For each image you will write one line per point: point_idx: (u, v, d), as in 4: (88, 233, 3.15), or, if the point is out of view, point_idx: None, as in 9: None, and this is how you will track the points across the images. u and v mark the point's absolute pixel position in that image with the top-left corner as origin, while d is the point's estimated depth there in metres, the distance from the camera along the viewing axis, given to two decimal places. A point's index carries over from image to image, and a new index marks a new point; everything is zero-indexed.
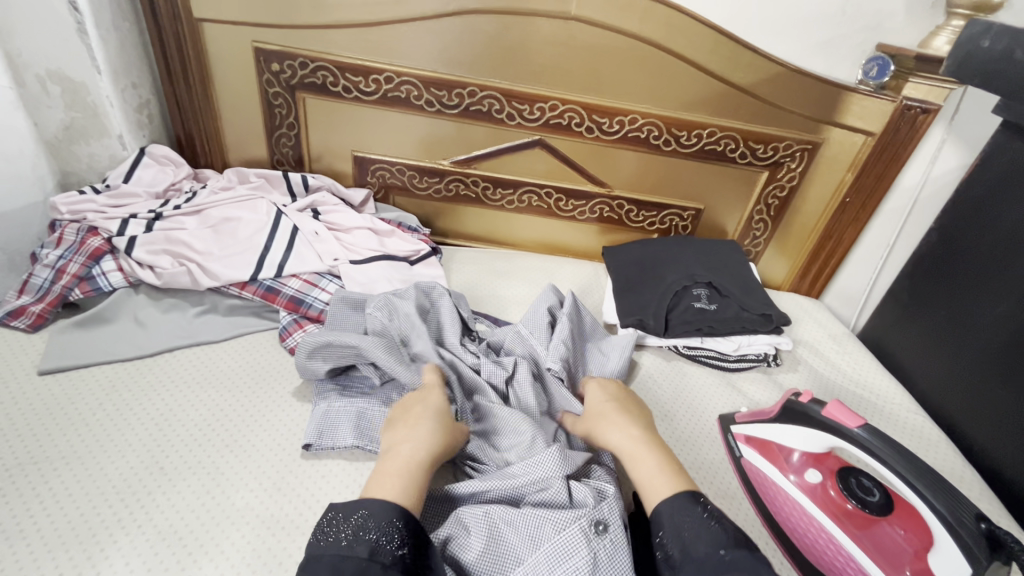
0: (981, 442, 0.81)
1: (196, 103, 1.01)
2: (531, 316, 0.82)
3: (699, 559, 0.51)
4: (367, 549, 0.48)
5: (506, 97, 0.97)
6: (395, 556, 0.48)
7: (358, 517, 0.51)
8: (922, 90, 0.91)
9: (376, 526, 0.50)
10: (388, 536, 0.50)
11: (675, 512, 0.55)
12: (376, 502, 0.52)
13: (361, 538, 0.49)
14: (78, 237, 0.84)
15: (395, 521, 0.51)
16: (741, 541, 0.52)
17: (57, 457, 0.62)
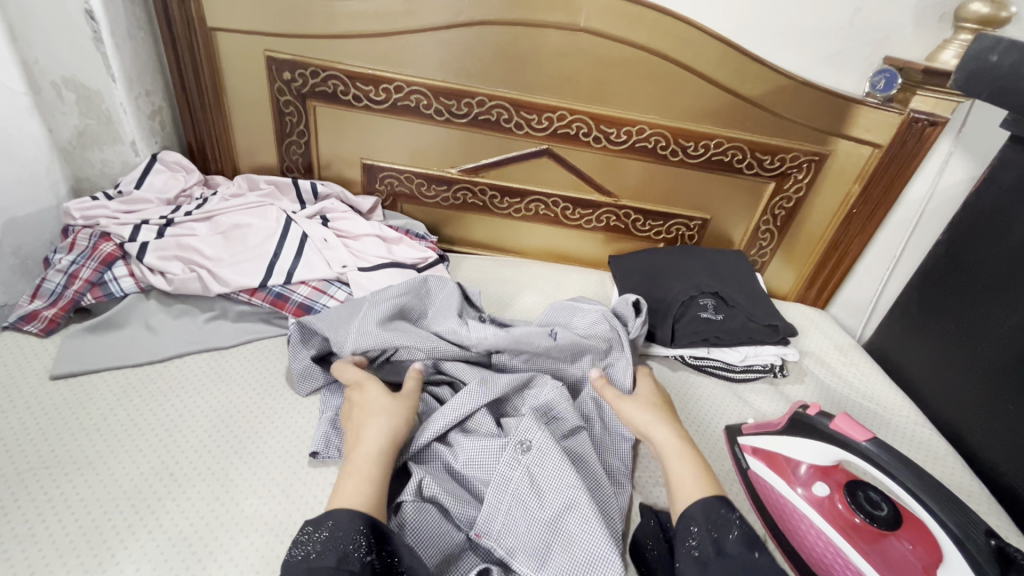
0: (989, 456, 0.81)
1: (207, 111, 1.02)
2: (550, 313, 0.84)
3: (734, 557, 0.50)
4: (334, 558, 0.47)
5: (515, 107, 0.98)
6: (362, 562, 0.48)
7: (321, 531, 0.50)
8: (930, 102, 0.91)
9: (344, 537, 0.49)
10: (354, 544, 0.49)
11: (708, 511, 0.54)
12: (341, 511, 0.51)
13: (327, 550, 0.48)
14: (90, 243, 0.84)
15: (360, 528, 0.50)
16: (754, 542, 0.51)
17: (68, 462, 0.63)
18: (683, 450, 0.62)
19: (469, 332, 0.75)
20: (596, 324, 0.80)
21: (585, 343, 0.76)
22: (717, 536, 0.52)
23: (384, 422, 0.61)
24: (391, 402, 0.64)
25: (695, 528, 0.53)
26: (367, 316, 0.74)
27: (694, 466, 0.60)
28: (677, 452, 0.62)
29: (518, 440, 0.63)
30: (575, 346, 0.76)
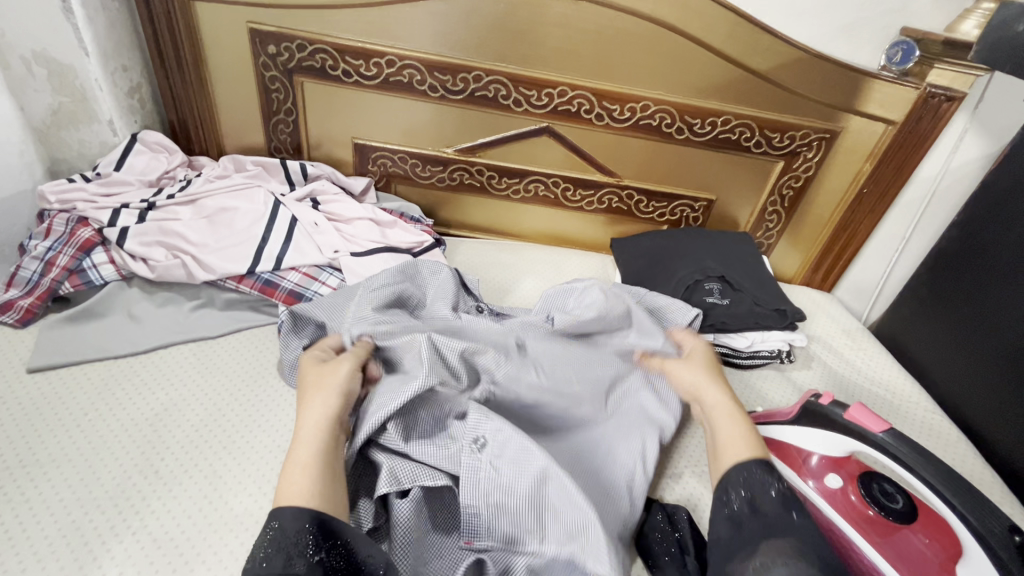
0: (1003, 443, 0.79)
1: (190, 88, 0.97)
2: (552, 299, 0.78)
3: (768, 517, 0.51)
4: (280, 563, 0.43)
5: (513, 82, 0.93)
6: (311, 563, 0.44)
7: (266, 534, 0.46)
8: (948, 76, 0.87)
9: (289, 539, 0.45)
10: (302, 545, 0.45)
11: (745, 476, 0.55)
12: (285, 509, 0.47)
13: (272, 554, 0.44)
14: (68, 228, 0.80)
15: (309, 527, 0.46)
16: (790, 503, 0.52)
17: (47, 460, 0.60)
18: (734, 413, 0.63)
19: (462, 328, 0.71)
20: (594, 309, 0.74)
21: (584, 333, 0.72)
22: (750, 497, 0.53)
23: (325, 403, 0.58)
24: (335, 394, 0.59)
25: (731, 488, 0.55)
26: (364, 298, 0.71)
27: (736, 429, 0.61)
28: (728, 415, 0.63)
29: (472, 438, 0.59)
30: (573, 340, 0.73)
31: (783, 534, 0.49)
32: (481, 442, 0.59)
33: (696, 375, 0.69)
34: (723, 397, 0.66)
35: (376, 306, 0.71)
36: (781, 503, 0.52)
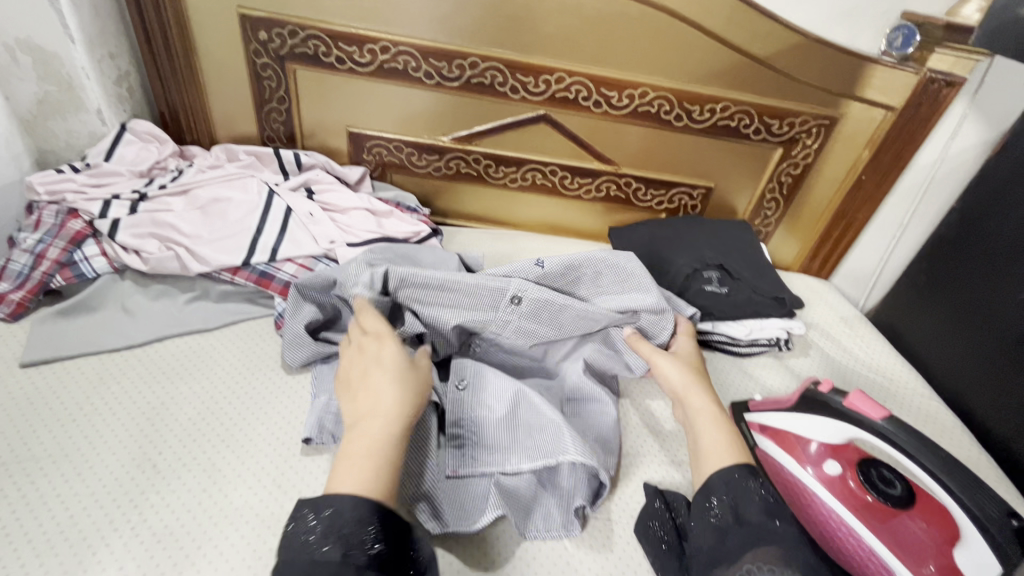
0: (999, 428, 0.80)
1: (180, 76, 0.95)
2: (564, 277, 0.77)
3: (753, 525, 0.49)
4: (340, 551, 0.43)
5: (510, 69, 0.92)
6: (369, 555, 0.44)
7: (322, 517, 0.45)
8: (948, 61, 0.86)
9: (349, 528, 0.45)
10: (361, 536, 0.44)
11: (728, 480, 0.53)
12: (341, 497, 0.46)
13: (330, 541, 0.43)
14: (58, 220, 0.79)
15: (370, 518, 0.46)
16: (774, 512, 0.49)
17: (43, 456, 0.59)
18: (719, 419, 0.61)
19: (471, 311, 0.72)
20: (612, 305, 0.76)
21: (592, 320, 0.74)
22: (734, 505, 0.51)
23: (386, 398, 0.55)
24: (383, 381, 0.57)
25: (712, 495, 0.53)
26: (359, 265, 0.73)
27: (720, 436, 0.59)
28: (712, 422, 0.61)
29: (457, 379, 0.70)
30: (573, 310, 0.73)
31: (771, 544, 0.47)
32: (462, 383, 0.69)
33: (681, 373, 0.69)
34: (707, 404, 0.64)
35: (375, 274, 0.69)
36: (764, 512, 0.49)
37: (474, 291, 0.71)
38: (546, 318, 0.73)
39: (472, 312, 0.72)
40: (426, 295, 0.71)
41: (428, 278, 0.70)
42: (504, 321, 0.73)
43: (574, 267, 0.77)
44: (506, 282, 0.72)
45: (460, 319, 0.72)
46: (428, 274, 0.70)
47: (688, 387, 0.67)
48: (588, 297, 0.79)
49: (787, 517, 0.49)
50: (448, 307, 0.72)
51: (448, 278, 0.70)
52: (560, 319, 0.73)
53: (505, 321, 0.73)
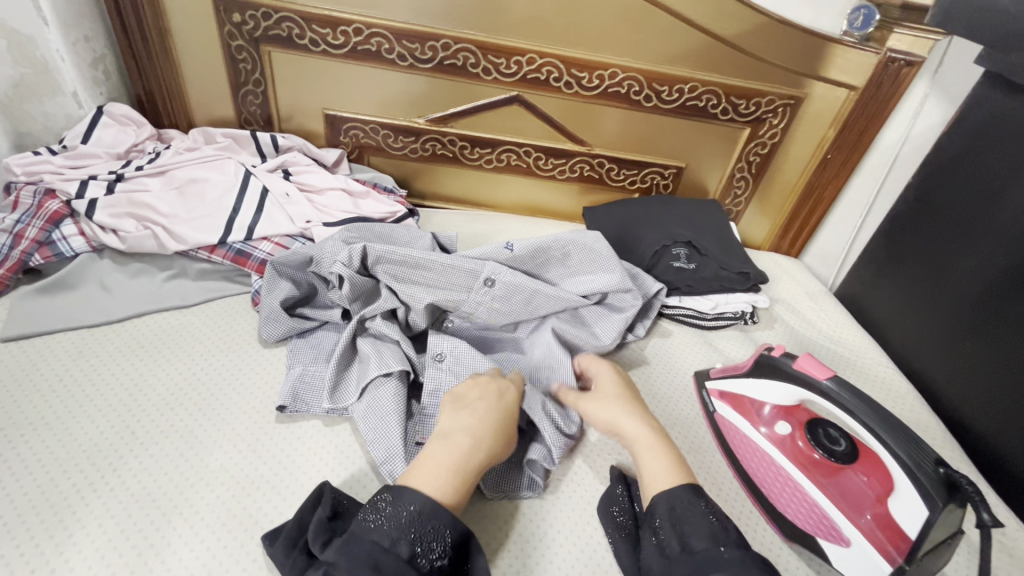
0: (949, 393, 0.84)
1: (155, 59, 0.95)
2: (536, 258, 0.80)
3: (696, 554, 0.49)
4: (408, 551, 0.47)
5: (481, 50, 0.93)
6: (430, 564, 0.47)
7: (402, 512, 0.49)
8: (907, 41, 0.89)
9: (424, 531, 0.48)
10: (431, 542, 0.48)
11: (674, 505, 0.54)
12: (424, 497, 0.50)
13: (403, 539, 0.47)
14: (35, 200, 0.80)
15: (445, 532, 0.49)
16: (720, 537, 0.50)
17: (24, 423, 0.61)
18: (657, 442, 0.61)
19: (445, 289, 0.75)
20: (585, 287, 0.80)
21: (563, 298, 0.78)
22: (682, 532, 0.52)
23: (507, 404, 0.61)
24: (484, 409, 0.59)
25: (659, 521, 0.54)
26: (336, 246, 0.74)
27: (664, 458, 0.59)
28: (651, 446, 0.60)
29: (433, 353, 0.70)
30: (546, 294, 0.77)
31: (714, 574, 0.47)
32: (439, 356, 0.70)
33: (611, 402, 0.66)
34: (642, 428, 0.63)
35: (357, 250, 0.72)
36: (710, 538, 0.50)
37: (450, 272, 0.74)
38: (519, 296, 0.76)
39: (447, 292, 0.75)
40: (405, 272, 0.73)
41: (407, 255, 0.72)
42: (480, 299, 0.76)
43: (543, 250, 0.79)
44: (482, 265, 0.75)
45: (434, 299, 0.74)
46: (405, 252, 0.72)
47: (623, 414, 0.65)
48: (556, 279, 0.82)
49: (733, 544, 0.49)
50: (424, 285, 0.74)
51: (425, 258, 0.73)
52: (533, 302, 0.77)
53: (478, 302, 0.76)
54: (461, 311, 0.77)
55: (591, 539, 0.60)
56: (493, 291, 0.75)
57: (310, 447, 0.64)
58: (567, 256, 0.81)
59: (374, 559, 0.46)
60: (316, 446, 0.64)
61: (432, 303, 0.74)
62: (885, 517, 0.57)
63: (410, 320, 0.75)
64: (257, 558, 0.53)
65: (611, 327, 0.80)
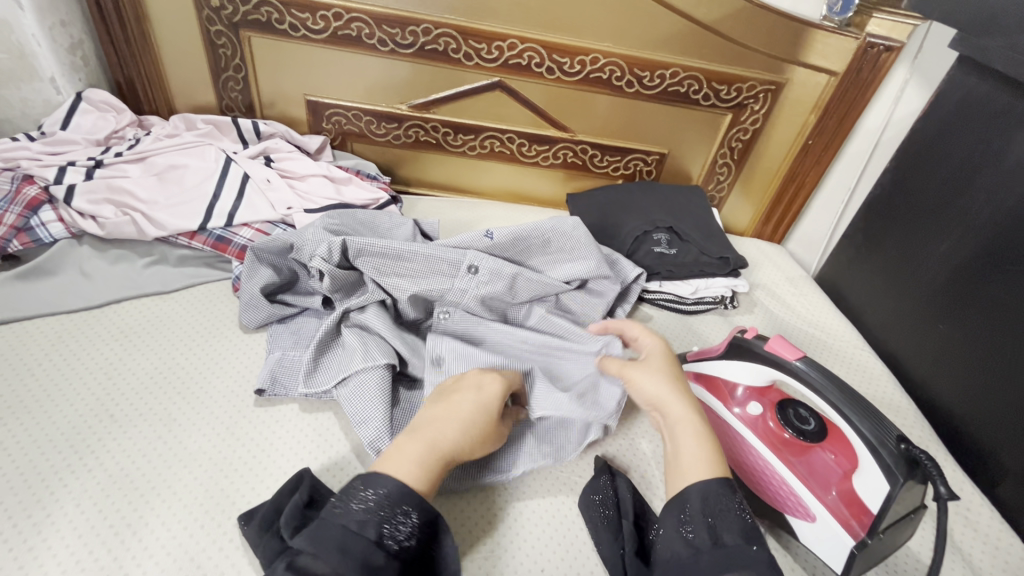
0: (923, 375, 0.85)
1: (134, 45, 0.95)
2: (520, 246, 0.80)
3: (728, 548, 0.48)
4: (376, 534, 0.45)
5: (462, 35, 0.93)
6: (399, 547, 0.46)
7: (369, 495, 0.47)
8: (886, 26, 0.89)
9: (394, 514, 0.47)
10: (401, 526, 0.47)
11: (708, 495, 0.51)
12: (393, 480, 0.48)
13: (372, 522, 0.46)
14: (13, 185, 0.79)
15: (414, 515, 0.48)
16: (750, 534, 0.49)
17: (3, 406, 0.62)
18: (700, 430, 0.56)
19: (427, 277, 0.75)
20: (569, 272, 0.80)
21: (546, 283, 0.78)
22: (714, 524, 0.49)
23: (487, 398, 0.58)
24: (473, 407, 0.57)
25: (690, 512, 0.51)
26: (316, 237, 0.73)
27: (704, 447, 0.55)
28: (693, 434, 0.56)
29: (432, 355, 0.69)
30: (529, 278, 0.77)
31: (746, 569, 0.46)
32: (438, 359, 0.69)
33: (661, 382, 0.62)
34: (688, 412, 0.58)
35: (334, 245, 0.71)
36: (740, 535, 0.49)
37: (432, 262, 0.74)
38: (504, 284, 0.76)
39: (432, 282, 0.75)
40: (388, 264, 0.73)
41: (387, 247, 0.72)
42: (461, 287, 0.75)
43: (524, 238, 0.79)
44: (465, 254, 0.75)
45: (418, 289, 0.74)
46: (385, 244, 0.72)
47: (672, 393, 0.60)
48: (540, 265, 0.82)
49: (761, 541, 0.49)
50: (408, 277, 0.74)
51: (407, 249, 0.73)
52: (516, 286, 0.77)
53: (462, 291, 0.75)
54: (449, 303, 0.77)
55: (564, 520, 0.62)
56: (477, 278, 0.75)
57: (287, 430, 0.65)
58: (551, 244, 0.80)
59: (342, 543, 0.44)
60: (292, 430, 0.65)
61: (416, 292, 0.74)
62: (850, 493, 0.58)
63: (403, 311, 0.76)
64: (234, 539, 0.54)
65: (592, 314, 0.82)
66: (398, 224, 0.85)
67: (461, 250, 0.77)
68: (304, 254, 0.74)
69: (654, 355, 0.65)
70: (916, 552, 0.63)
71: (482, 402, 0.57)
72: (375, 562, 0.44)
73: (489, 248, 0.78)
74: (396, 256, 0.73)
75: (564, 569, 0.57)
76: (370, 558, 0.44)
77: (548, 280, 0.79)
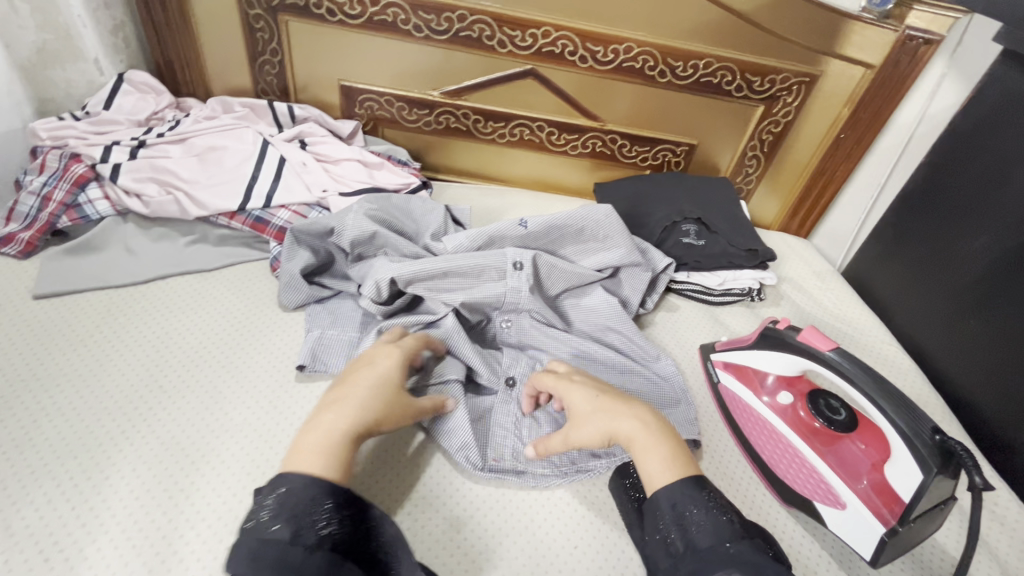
0: (952, 372, 0.85)
1: (174, 28, 0.96)
2: (555, 234, 0.81)
3: (701, 552, 0.46)
4: (289, 531, 0.43)
5: (497, 22, 0.94)
6: (319, 536, 0.44)
7: (272, 499, 0.45)
8: (927, 18, 0.88)
9: (299, 509, 0.44)
10: (312, 516, 0.44)
11: (677, 499, 0.50)
12: (294, 475, 0.47)
13: (281, 520, 0.43)
14: (61, 163, 0.83)
15: (325, 501, 0.46)
16: (750, 529, 0.48)
17: (58, 374, 0.64)
18: (650, 441, 0.55)
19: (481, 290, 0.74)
20: (602, 261, 0.82)
21: (580, 273, 0.80)
22: (684, 523, 0.48)
23: (383, 367, 0.58)
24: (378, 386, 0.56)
25: (664, 519, 0.49)
26: (356, 227, 0.75)
27: (663, 458, 0.53)
28: (644, 447, 0.54)
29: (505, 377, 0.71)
30: (562, 269, 0.79)
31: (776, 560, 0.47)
32: (512, 381, 0.71)
33: (591, 401, 0.59)
34: (635, 425, 0.56)
35: (381, 282, 0.70)
36: (715, 535, 0.47)
37: (479, 270, 0.73)
38: (545, 272, 0.78)
39: (486, 290, 0.74)
40: (438, 283, 0.72)
41: (433, 268, 0.71)
42: (511, 295, 0.75)
43: (558, 228, 0.80)
44: (506, 253, 0.75)
45: (466, 299, 0.73)
46: (431, 265, 0.71)
47: (608, 413, 0.58)
48: (572, 253, 0.83)
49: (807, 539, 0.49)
50: (459, 289, 0.73)
51: (452, 264, 0.72)
52: (551, 276, 0.79)
53: (517, 290, 0.74)
54: (509, 305, 0.76)
55: (596, 500, 0.63)
56: (525, 273, 0.74)
57: None
58: (585, 233, 0.81)
59: (254, 552, 0.42)
60: None
61: (471, 302, 0.73)
62: (882, 483, 0.59)
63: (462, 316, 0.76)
64: None
65: (634, 300, 0.84)
66: (429, 209, 0.86)
67: (503, 248, 0.77)
68: (345, 240, 0.76)
69: (580, 402, 0.60)
70: (943, 543, 0.63)
71: (378, 373, 0.57)
72: (292, 558, 0.42)
73: (523, 234, 0.79)
74: (441, 269, 0.71)
75: (596, 546, 0.59)
76: (288, 557, 0.42)
77: (581, 270, 0.80)
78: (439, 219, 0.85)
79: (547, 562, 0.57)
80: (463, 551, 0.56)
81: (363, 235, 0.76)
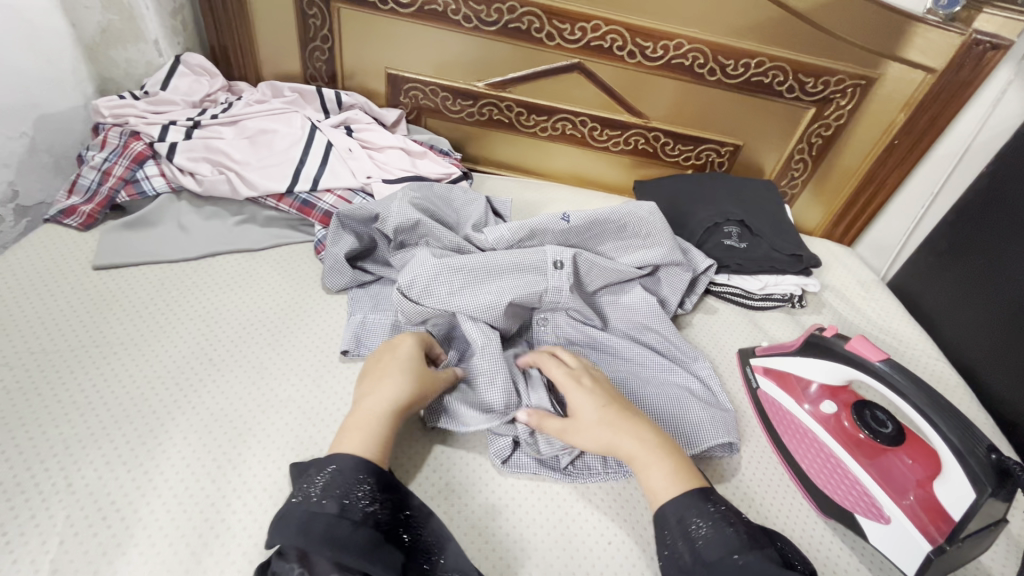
0: (1006, 391, 0.82)
1: (230, 13, 0.99)
2: (595, 228, 0.80)
3: (710, 565, 0.47)
4: (337, 505, 0.46)
5: (547, 15, 0.93)
6: (364, 513, 0.47)
7: (320, 480, 0.48)
8: (996, 22, 0.84)
9: (350, 487, 0.48)
10: (357, 493, 0.48)
11: (682, 513, 0.51)
12: (343, 457, 0.50)
13: (329, 495, 0.47)
14: (121, 140, 0.86)
15: (366, 479, 0.49)
16: (737, 545, 0.47)
17: (113, 343, 0.67)
18: (656, 449, 0.56)
19: (520, 288, 0.71)
20: (642, 260, 0.81)
21: (620, 271, 0.79)
22: (689, 535, 0.49)
23: (404, 350, 0.62)
24: (403, 371, 0.59)
25: (669, 531, 0.51)
26: (398, 217, 0.75)
27: (666, 471, 0.54)
28: (652, 456, 0.55)
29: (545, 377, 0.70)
30: (602, 266, 0.78)
31: None
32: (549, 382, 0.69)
33: (594, 411, 0.59)
34: (637, 440, 0.57)
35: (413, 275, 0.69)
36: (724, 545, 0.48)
37: (519, 267, 0.73)
38: (585, 267, 0.77)
39: (527, 284, 0.72)
40: (474, 280, 0.70)
41: (466, 262, 0.70)
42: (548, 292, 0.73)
43: (600, 223, 0.79)
44: (546, 250, 0.74)
45: (516, 296, 0.70)
46: (465, 259, 0.71)
47: (607, 424, 0.58)
48: (611, 251, 0.82)
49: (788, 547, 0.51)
50: (498, 286, 0.71)
51: (488, 260, 0.71)
52: (590, 273, 0.78)
53: (558, 288, 0.73)
54: (548, 304, 0.75)
55: (631, 497, 0.63)
56: (565, 272, 0.73)
57: None
58: (626, 229, 0.81)
59: (303, 523, 0.45)
60: None
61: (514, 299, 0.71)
62: (929, 500, 0.57)
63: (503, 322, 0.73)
64: None
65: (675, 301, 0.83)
66: (471, 201, 0.86)
67: (543, 248, 0.75)
68: (389, 226, 0.76)
69: (585, 408, 0.60)
70: (991, 567, 0.61)
71: (404, 359, 0.60)
72: (340, 531, 0.44)
73: (563, 227, 0.79)
74: (475, 265, 0.71)
75: (630, 543, 0.59)
76: (332, 530, 0.44)
77: (621, 269, 0.79)
78: (481, 210, 0.85)
79: (578, 553, 0.57)
80: (495, 539, 0.57)
81: (407, 223, 0.76)
